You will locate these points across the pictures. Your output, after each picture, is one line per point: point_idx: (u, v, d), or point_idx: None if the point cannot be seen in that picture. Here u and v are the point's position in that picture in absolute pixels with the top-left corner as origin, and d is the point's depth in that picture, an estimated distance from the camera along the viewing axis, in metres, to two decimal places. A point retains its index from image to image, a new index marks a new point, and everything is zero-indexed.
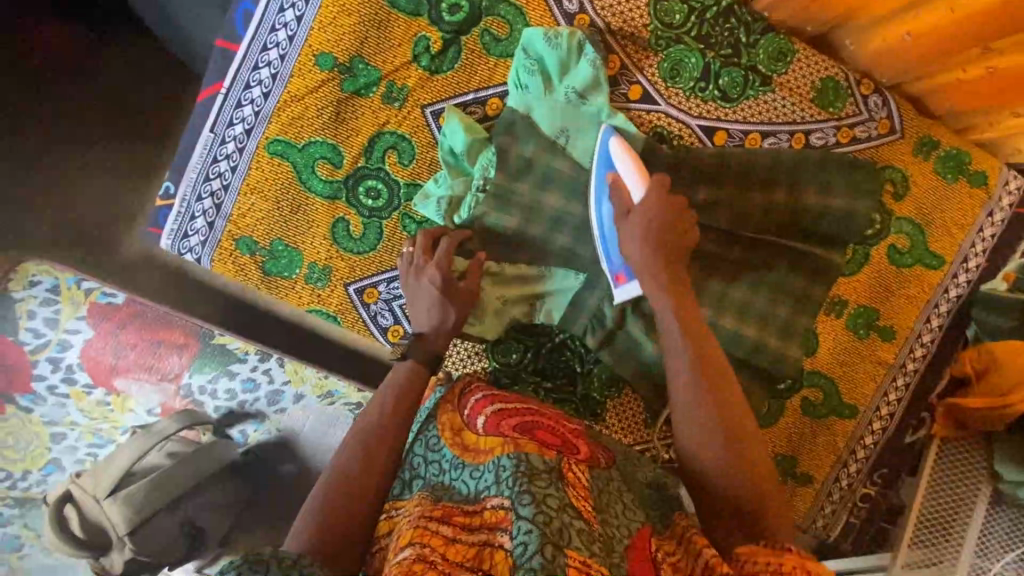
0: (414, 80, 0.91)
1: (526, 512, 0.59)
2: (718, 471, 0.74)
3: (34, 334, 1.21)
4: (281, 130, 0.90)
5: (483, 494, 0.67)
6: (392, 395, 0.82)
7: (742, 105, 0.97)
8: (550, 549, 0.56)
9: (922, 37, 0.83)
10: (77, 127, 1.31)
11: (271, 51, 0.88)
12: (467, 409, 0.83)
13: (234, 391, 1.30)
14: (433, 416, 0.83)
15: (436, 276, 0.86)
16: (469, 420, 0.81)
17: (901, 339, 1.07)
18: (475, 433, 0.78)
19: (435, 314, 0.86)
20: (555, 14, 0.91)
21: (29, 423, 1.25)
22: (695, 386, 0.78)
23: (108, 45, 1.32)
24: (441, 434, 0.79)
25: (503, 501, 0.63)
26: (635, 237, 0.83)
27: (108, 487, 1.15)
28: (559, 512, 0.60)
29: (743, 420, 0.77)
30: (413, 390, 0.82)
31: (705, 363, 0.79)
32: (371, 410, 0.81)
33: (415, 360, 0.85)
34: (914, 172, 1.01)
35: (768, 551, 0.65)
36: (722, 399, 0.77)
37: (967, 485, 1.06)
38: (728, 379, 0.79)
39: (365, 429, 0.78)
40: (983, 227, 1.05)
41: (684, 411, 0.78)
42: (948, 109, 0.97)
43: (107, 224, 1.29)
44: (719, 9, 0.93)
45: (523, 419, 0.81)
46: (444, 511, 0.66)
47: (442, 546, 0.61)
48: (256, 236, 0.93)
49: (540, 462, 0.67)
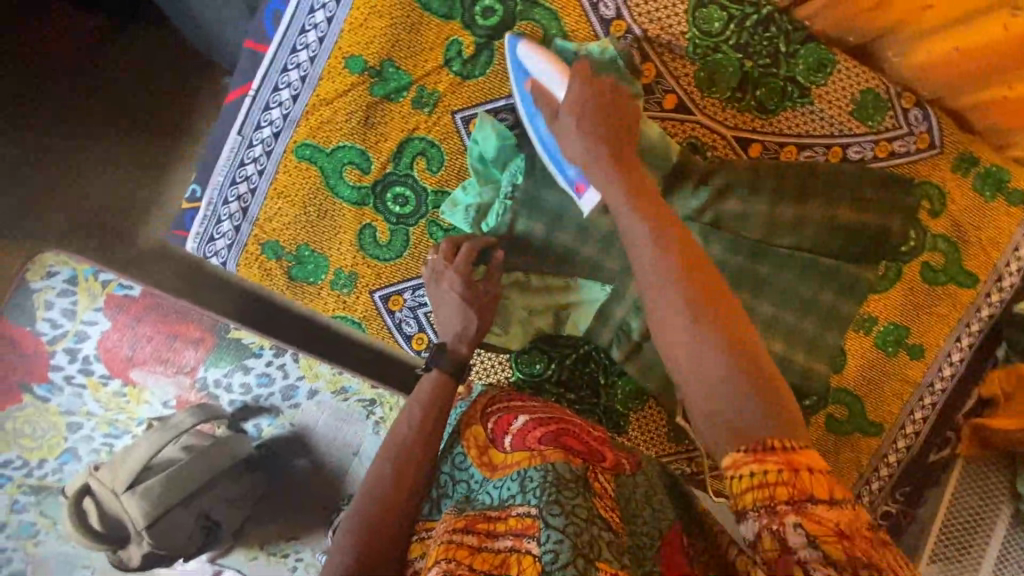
0: (445, 85, 0.89)
1: (556, 522, 0.60)
2: (711, 384, 0.60)
3: (51, 324, 1.22)
4: (309, 134, 0.89)
5: (508, 502, 0.68)
6: (420, 408, 0.81)
7: (779, 117, 0.95)
8: (581, 562, 0.57)
9: (972, 53, 0.81)
10: (97, 119, 1.30)
11: (300, 53, 0.86)
12: (492, 425, 0.83)
13: (249, 386, 1.30)
14: (458, 433, 0.83)
15: (457, 281, 0.85)
16: (495, 436, 0.80)
17: (929, 357, 1.06)
18: (502, 451, 0.77)
19: (458, 320, 0.85)
20: (591, 20, 0.89)
21: (46, 412, 1.25)
22: (667, 283, 0.64)
23: (127, 36, 1.30)
24: (467, 451, 0.80)
25: (530, 509, 0.64)
26: (572, 133, 0.76)
27: (127, 480, 1.13)
28: (588, 523, 0.61)
29: (739, 319, 0.62)
30: (438, 401, 0.81)
31: (681, 254, 0.65)
32: (401, 422, 0.80)
33: (439, 371, 0.83)
34: (952, 189, 0.99)
35: (753, 457, 0.55)
36: (704, 294, 0.63)
37: (989, 506, 1.06)
38: (712, 271, 0.65)
39: (395, 443, 0.78)
40: (1021, 246, 1.02)
41: (671, 328, 0.62)
42: (992, 124, 0.94)
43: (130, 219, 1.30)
44: (759, 16, 0.90)
45: (550, 428, 0.79)
46: (467, 521, 0.67)
47: (468, 557, 0.61)
48: (283, 241, 0.92)
49: (568, 471, 0.67)
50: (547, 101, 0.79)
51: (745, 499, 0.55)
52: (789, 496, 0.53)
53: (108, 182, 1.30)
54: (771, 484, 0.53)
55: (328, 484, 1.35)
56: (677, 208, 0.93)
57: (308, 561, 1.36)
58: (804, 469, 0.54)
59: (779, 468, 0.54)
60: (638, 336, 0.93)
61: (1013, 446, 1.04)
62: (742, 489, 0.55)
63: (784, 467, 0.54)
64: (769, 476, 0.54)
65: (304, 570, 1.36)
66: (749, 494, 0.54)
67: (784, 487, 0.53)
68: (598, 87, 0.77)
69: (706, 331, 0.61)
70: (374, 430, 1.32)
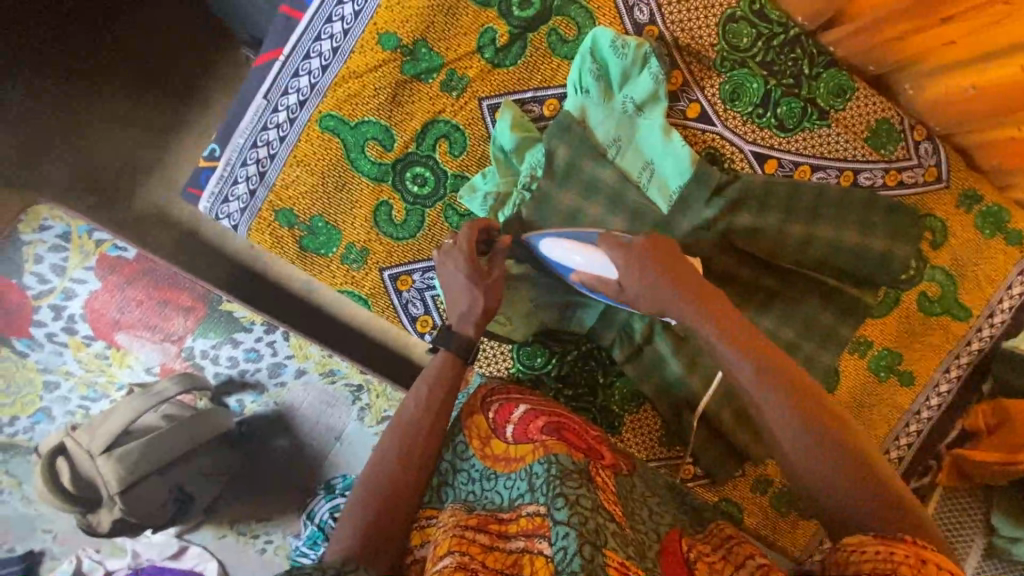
0: (475, 71, 0.90)
1: (561, 516, 0.62)
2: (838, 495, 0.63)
3: (39, 279, 1.19)
4: (335, 105, 0.89)
5: (517, 502, 0.71)
6: (426, 390, 0.80)
7: (797, 136, 0.96)
8: (588, 549, 0.59)
9: (988, 91, 0.84)
10: (109, 72, 1.28)
11: (335, 24, 0.86)
12: (492, 413, 0.85)
13: (237, 359, 1.27)
14: (460, 422, 0.85)
15: (461, 261, 0.84)
16: (496, 426, 0.83)
17: (919, 385, 1.08)
18: (504, 441, 0.80)
19: (463, 299, 0.83)
20: (625, 21, 0.91)
21: (23, 368, 1.21)
22: (783, 411, 0.66)
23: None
24: (469, 441, 0.83)
25: (539, 508, 0.67)
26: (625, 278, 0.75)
27: (104, 443, 1.11)
28: (593, 512, 0.63)
29: (854, 436, 0.65)
30: (445, 381, 0.81)
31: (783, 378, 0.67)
32: (406, 404, 0.80)
33: (451, 351, 0.83)
34: (954, 224, 1.02)
35: (880, 540, 0.56)
36: (819, 415, 0.66)
37: (964, 534, 1.11)
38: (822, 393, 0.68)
39: (402, 426, 0.78)
40: (1014, 284, 1.06)
41: (791, 444, 0.66)
42: (996, 165, 0.98)
43: (135, 175, 1.29)
44: (786, 37, 0.93)
45: (552, 420, 0.82)
46: (479, 520, 0.70)
47: (480, 554, 0.64)
48: (297, 210, 0.92)
49: (571, 464, 0.70)
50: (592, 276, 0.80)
51: (863, 568, 0.54)
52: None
53: (116, 138, 1.29)
54: (895, 562, 0.53)
55: (307, 466, 1.30)
56: (690, 217, 0.93)
57: (279, 544, 1.30)
58: (934, 562, 0.53)
59: (905, 554, 0.54)
60: (640, 339, 0.97)
61: (991, 479, 1.06)
62: (861, 562, 0.55)
63: (911, 555, 0.54)
64: (897, 557, 0.54)
65: (274, 552, 1.30)
66: (869, 566, 0.54)
67: (909, 567, 0.53)
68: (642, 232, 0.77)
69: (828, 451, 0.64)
70: (358, 416, 1.29)
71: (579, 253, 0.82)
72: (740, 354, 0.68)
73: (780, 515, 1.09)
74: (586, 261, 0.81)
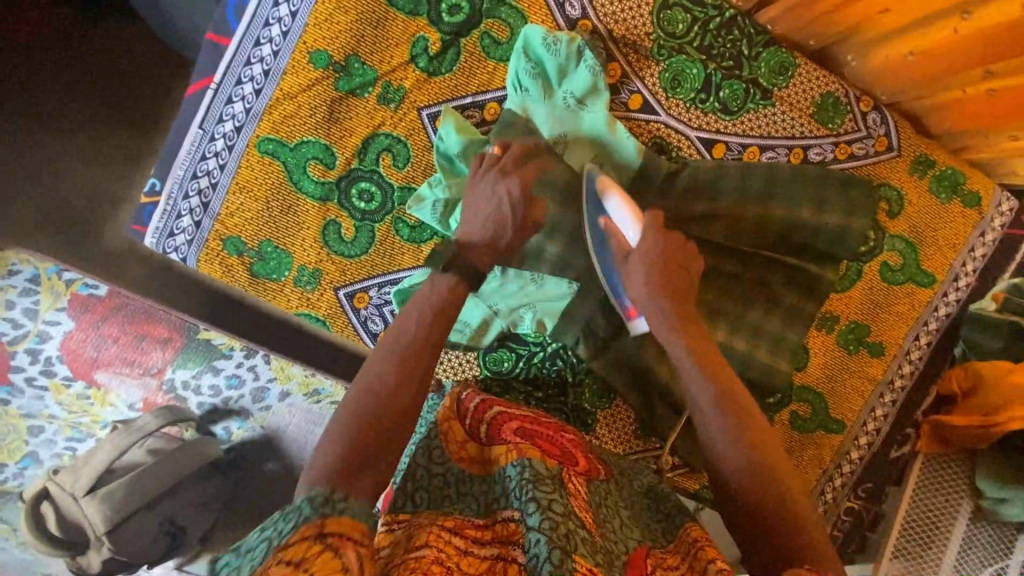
0: (411, 81, 0.89)
1: (533, 522, 0.61)
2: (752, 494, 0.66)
3: (12, 325, 1.17)
4: (272, 128, 0.88)
5: (494, 508, 0.71)
6: (429, 309, 0.74)
7: (742, 118, 0.96)
8: (559, 554, 0.58)
9: (927, 56, 0.83)
10: (61, 108, 1.26)
11: (264, 46, 0.85)
12: (468, 417, 0.86)
13: (219, 387, 1.26)
14: (434, 425, 0.84)
15: (518, 188, 0.80)
16: (472, 430, 0.84)
17: (890, 355, 1.08)
18: (480, 444, 0.81)
19: (492, 228, 0.79)
20: (556, 17, 0.89)
21: (6, 415, 1.21)
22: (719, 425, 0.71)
23: (99, 26, 1.28)
24: (445, 445, 0.83)
25: (513, 514, 0.66)
26: (640, 278, 0.80)
27: (87, 485, 1.09)
28: (565, 518, 0.63)
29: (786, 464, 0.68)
30: (450, 305, 0.75)
31: (727, 399, 0.73)
32: (406, 319, 0.73)
33: (456, 275, 0.77)
34: (909, 191, 1.01)
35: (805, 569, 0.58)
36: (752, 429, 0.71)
37: (949, 500, 1.09)
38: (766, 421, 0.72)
39: (399, 339, 0.71)
40: (976, 246, 1.05)
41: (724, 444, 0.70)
42: (946, 127, 0.98)
43: (97, 209, 1.25)
44: (722, 20, 0.92)
45: (526, 425, 0.84)
46: (455, 523, 0.67)
47: (456, 556, 0.62)
48: (244, 237, 0.90)
49: (545, 469, 0.70)
50: (620, 243, 0.83)
51: None
52: None
53: (76, 172, 1.26)
54: None
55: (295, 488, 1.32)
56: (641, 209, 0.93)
57: None
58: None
59: None
60: (606, 335, 0.98)
61: (970, 441, 1.05)
62: None
63: None
64: None
65: None
66: None
67: None
68: (671, 243, 0.82)
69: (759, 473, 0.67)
70: None
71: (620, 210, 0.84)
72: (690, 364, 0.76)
73: None
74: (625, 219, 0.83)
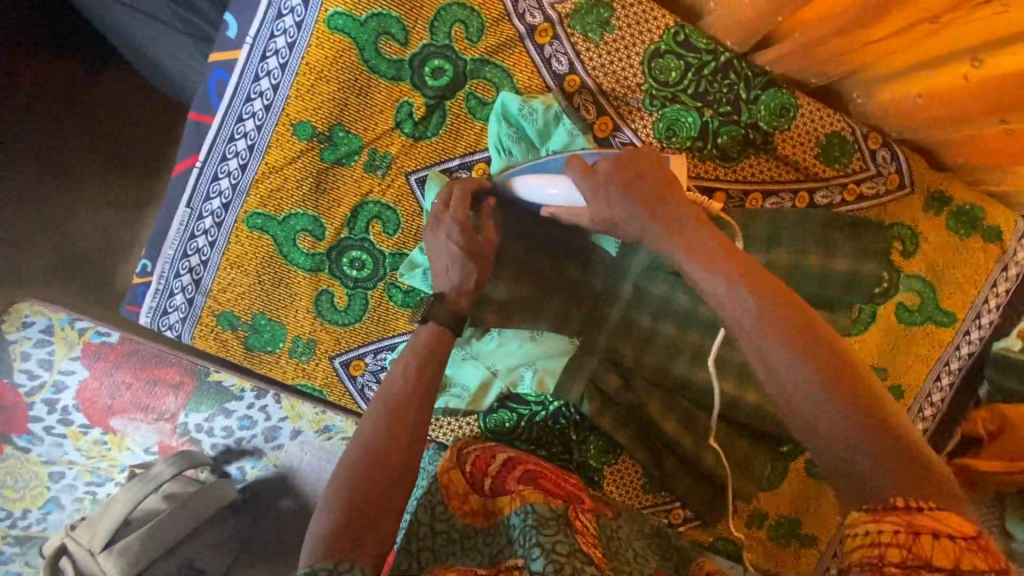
0: (398, 147, 0.87)
1: (538, 566, 0.61)
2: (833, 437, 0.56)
3: (28, 376, 1.18)
4: (259, 203, 0.87)
5: (498, 557, 0.67)
6: (418, 357, 0.74)
7: (741, 165, 0.92)
8: None
9: (933, 100, 0.79)
10: (61, 166, 1.25)
11: (247, 121, 0.84)
12: (467, 467, 0.80)
13: (231, 429, 1.24)
14: (434, 478, 0.78)
15: (456, 230, 0.79)
16: (474, 480, 0.78)
17: (910, 399, 1.03)
18: (480, 494, 0.76)
19: (457, 271, 0.79)
20: (543, 75, 0.87)
21: (27, 462, 1.20)
22: (778, 356, 0.58)
23: (95, 76, 1.25)
24: (448, 501, 0.75)
25: (517, 560, 0.64)
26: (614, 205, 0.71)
27: (104, 539, 1.06)
28: (570, 558, 0.62)
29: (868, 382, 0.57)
30: (439, 349, 0.75)
31: (783, 316, 0.60)
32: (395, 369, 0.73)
33: (435, 321, 0.77)
34: (925, 229, 0.96)
35: (870, 517, 0.52)
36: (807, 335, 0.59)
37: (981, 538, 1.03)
38: (832, 330, 0.60)
39: (391, 390, 0.71)
40: (999, 281, 1.00)
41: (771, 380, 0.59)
42: (962, 162, 0.92)
43: (105, 251, 1.26)
44: (717, 64, 0.87)
45: (528, 470, 0.80)
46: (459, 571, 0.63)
47: None
48: (237, 311, 0.90)
49: (548, 511, 0.68)
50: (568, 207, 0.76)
51: (853, 557, 0.52)
52: (902, 559, 0.49)
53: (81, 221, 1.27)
54: (883, 544, 0.50)
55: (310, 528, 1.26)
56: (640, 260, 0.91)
57: None
58: (928, 532, 0.49)
59: (895, 529, 0.50)
60: (609, 391, 0.94)
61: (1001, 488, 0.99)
62: (852, 547, 0.52)
63: (903, 528, 0.50)
64: (884, 537, 0.50)
65: None
66: (859, 553, 0.51)
67: (897, 549, 0.49)
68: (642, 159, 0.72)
69: (833, 397, 0.56)
70: None
71: (555, 184, 0.77)
72: (724, 286, 0.63)
73: (781, 546, 1.06)
74: (561, 195, 0.77)
